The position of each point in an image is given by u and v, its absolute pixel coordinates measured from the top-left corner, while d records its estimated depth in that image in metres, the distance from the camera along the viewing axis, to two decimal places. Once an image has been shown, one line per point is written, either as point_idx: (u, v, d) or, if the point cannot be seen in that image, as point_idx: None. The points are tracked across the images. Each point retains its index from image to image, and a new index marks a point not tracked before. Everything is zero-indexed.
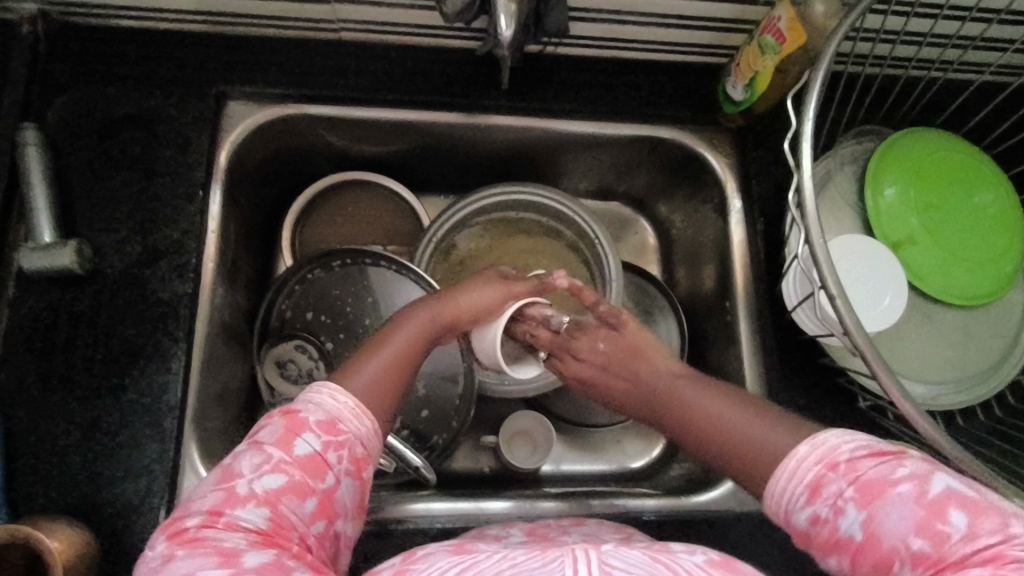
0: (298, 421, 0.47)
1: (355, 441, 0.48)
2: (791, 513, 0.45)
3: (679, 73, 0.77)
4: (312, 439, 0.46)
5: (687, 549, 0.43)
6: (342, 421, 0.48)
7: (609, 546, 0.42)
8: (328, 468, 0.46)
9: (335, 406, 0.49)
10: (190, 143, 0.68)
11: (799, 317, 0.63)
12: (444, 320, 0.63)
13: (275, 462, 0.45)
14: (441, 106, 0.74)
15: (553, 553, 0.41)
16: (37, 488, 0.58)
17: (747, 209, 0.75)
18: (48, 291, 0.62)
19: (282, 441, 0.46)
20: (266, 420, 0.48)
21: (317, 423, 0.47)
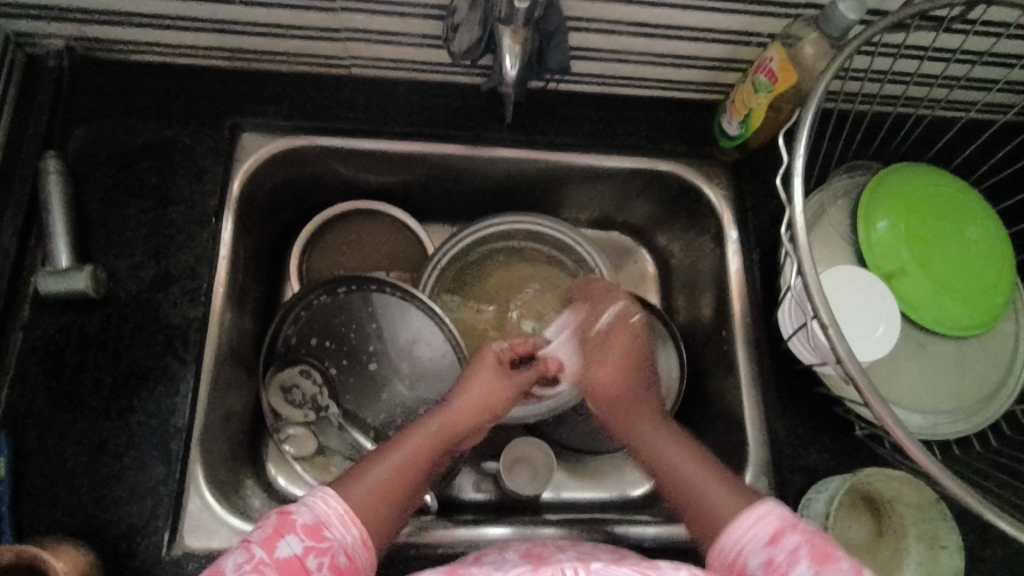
0: (285, 524, 0.51)
1: (338, 546, 0.52)
2: (745, 555, 0.54)
3: (677, 109, 0.80)
4: (294, 542, 0.50)
5: (673, 566, 0.48)
6: (327, 526, 0.53)
7: (599, 565, 0.47)
8: (308, 570, 0.49)
9: (326, 509, 0.54)
10: (204, 172, 0.71)
11: (795, 346, 0.64)
12: (447, 420, 0.66)
13: (257, 561, 0.49)
14: (447, 139, 0.77)
15: (548, 570, 0.46)
16: (43, 509, 0.58)
17: (744, 240, 0.77)
18: (62, 314, 0.64)
19: (267, 542, 0.50)
20: (259, 524, 0.52)
21: (303, 526, 0.51)
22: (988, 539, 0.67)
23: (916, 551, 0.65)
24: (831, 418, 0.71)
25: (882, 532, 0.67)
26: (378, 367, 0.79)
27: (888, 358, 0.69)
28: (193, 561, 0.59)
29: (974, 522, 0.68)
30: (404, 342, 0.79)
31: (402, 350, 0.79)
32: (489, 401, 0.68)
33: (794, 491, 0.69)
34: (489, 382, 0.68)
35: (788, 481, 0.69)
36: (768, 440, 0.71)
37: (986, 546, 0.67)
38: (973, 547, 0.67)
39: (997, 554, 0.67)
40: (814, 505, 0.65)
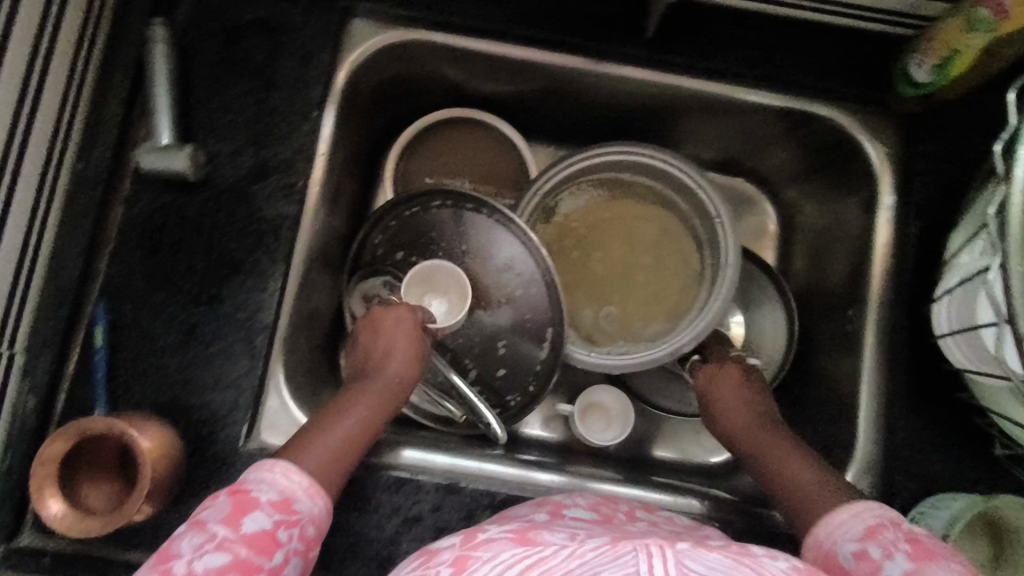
0: (247, 500, 0.46)
1: (308, 519, 0.48)
2: (836, 547, 0.48)
3: (849, 42, 0.67)
4: (262, 517, 0.45)
5: (770, 554, 0.39)
6: (295, 500, 0.48)
7: (686, 545, 0.38)
8: (277, 546, 0.45)
9: (287, 483, 0.48)
10: (311, 58, 0.66)
11: (948, 349, 0.55)
12: (373, 388, 0.61)
13: (219, 540, 0.43)
14: (575, 49, 0.68)
15: (626, 547, 0.37)
16: (133, 384, 0.59)
17: (901, 209, 0.66)
18: (160, 193, 0.62)
19: (229, 520, 0.44)
20: (208, 500, 0.46)
21: (269, 502, 0.46)
22: None
23: None
24: (965, 428, 0.62)
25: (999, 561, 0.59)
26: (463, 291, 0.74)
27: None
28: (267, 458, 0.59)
29: None
30: (495, 268, 0.73)
31: (492, 277, 0.72)
32: (394, 374, 0.62)
33: (904, 499, 0.61)
34: (383, 351, 0.62)
35: (900, 487, 0.62)
36: (884, 439, 0.63)
37: None
38: None
39: None
40: (928, 520, 0.58)
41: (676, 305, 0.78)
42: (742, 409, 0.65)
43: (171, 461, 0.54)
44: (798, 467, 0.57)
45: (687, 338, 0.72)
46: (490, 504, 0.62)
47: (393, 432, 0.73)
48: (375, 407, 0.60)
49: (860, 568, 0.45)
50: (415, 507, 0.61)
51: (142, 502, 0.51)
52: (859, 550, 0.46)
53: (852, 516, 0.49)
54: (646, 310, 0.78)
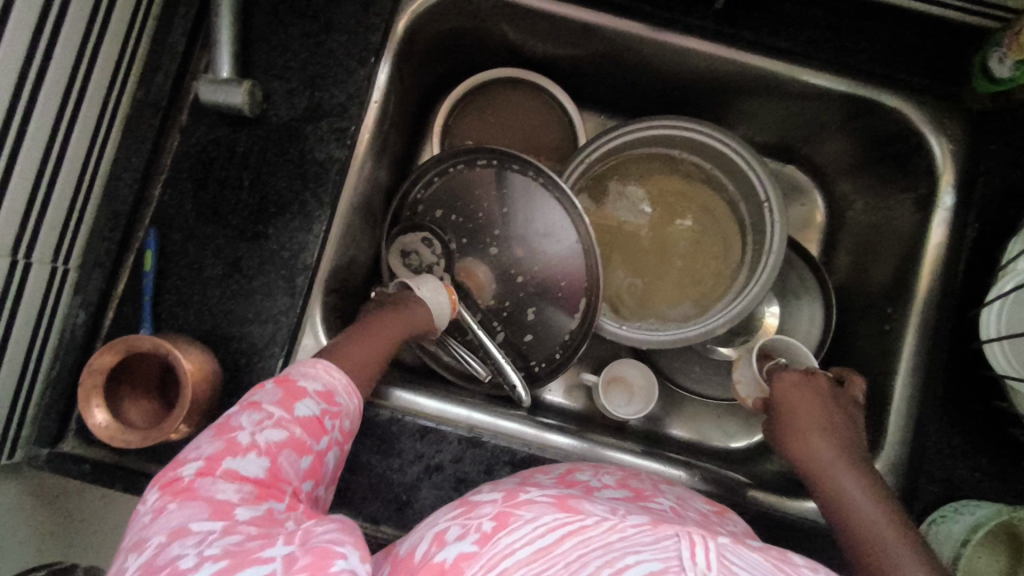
0: (296, 388, 0.48)
1: (347, 412, 0.50)
2: None
3: (928, 31, 0.64)
4: (311, 404, 0.48)
5: (811, 567, 0.38)
6: (336, 393, 0.50)
7: (727, 541, 0.36)
8: (323, 431, 0.47)
9: (331, 378, 0.51)
10: (372, 4, 0.65)
11: (992, 355, 0.54)
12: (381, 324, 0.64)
13: (277, 419, 0.45)
14: (638, 16, 0.66)
15: (667, 531, 0.36)
16: (177, 310, 0.61)
17: (962, 209, 0.63)
18: (216, 126, 0.63)
19: (283, 403, 0.47)
20: (256, 389, 0.48)
21: (316, 391, 0.49)
22: None
23: None
24: (1001, 439, 0.61)
25: None
26: (500, 254, 0.74)
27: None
28: None
29: None
30: (534, 232, 0.73)
31: (528, 242, 0.73)
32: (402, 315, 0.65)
33: (926, 502, 0.61)
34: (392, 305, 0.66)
35: (923, 490, 0.61)
36: (914, 441, 0.62)
37: None
38: None
39: None
40: (950, 525, 0.57)
41: (712, 289, 0.77)
42: (812, 423, 0.58)
43: (208, 384, 0.56)
44: (850, 484, 0.53)
45: (718, 321, 0.71)
46: (510, 462, 0.63)
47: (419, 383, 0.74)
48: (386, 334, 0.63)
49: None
50: (438, 456, 0.62)
51: (181, 421, 0.52)
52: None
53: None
54: (681, 291, 0.77)
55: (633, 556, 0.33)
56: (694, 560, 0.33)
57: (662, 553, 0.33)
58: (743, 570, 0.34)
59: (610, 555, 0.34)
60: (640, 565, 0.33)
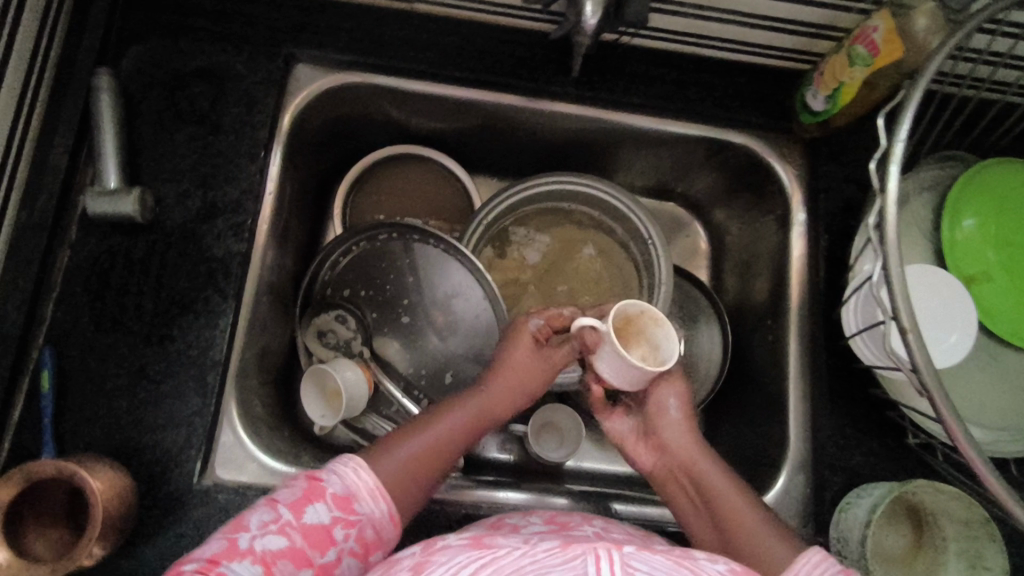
0: (316, 488, 0.49)
1: (367, 521, 0.49)
2: None
3: (756, 76, 0.74)
4: (322, 510, 0.48)
5: (710, 558, 0.43)
6: (358, 499, 0.49)
7: (632, 548, 0.41)
8: (331, 543, 0.47)
9: (356, 480, 0.50)
10: (256, 103, 0.68)
11: (858, 346, 0.60)
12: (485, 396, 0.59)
13: (281, 523, 0.47)
14: (507, 89, 0.73)
15: (576, 551, 0.40)
16: (81, 428, 0.59)
17: (812, 224, 0.72)
18: (109, 236, 0.63)
19: (296, 505, 0.48)
20: (289, 480, 0.50)
21: (333, 496, 0.48)
22: None
23: (955, 567, 0.62)
24: (883, 422, 0.68)
25: (921, 545, 0.64)
26: (411, 321, 0.76)
27: (975, 369, 0.64)
28: (222, 493, 0.59)
29: (1018, 544, 0.65)
30: (442, 296, 0.76)
31: (439, 306, 0.76)
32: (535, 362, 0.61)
33: (833, 493, 0.66)
34: (548, 356, 0.62)
35: (828, 481, 0.66)
36: (812, 436, 0.68)
37: None
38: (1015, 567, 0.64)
39: None
40: (854, 510, 0.62)
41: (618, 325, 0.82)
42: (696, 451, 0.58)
43: (121, 501, 0.53)
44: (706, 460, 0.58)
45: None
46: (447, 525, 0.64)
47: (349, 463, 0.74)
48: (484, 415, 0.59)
49: None
50: None
51: (94, 543, 0.50)
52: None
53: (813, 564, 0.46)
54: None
55: None
56: None
57: None
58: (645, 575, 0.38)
59: None
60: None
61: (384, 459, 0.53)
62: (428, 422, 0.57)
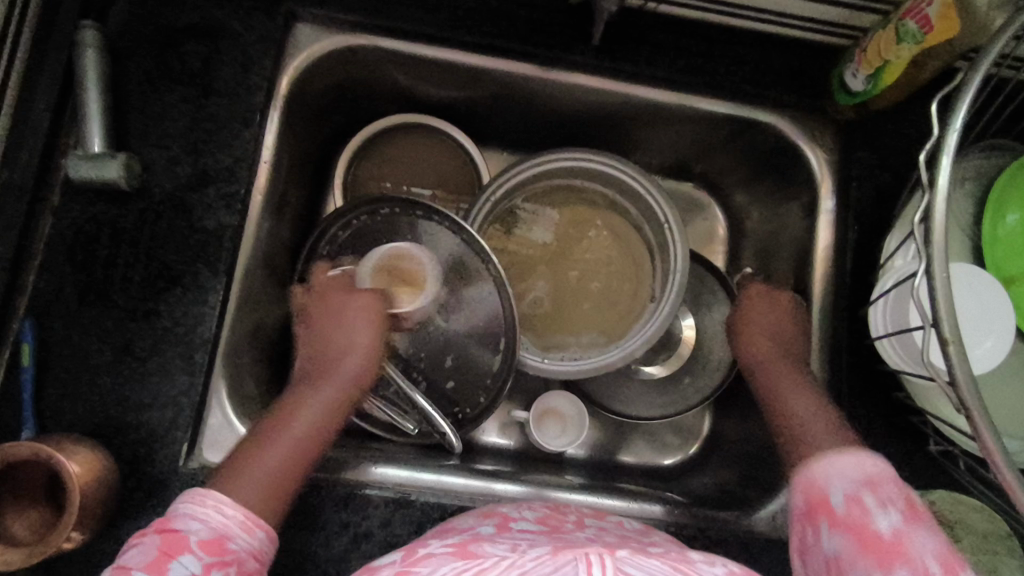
0: (176, 542, 0.45)
1: (246, 556, 0.46)
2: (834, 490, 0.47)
3: (791, 51, 0.69)
4: (192, 560, 0.44)
5: (708, 561, 0.42)
6: (229, 538, 0.47)
7: (626, 554, 0.40)
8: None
9: (221, 519, 0.47)
10: (252, 64, 0.64)
11: (885, 351, 0.56)
12: (327, 378, 0.61)
13: None
14: (522, 56, 0.68)
15: (566, 558, 0.39)
16: (64, 404, 0.56)
17: (841, 214, 0.67)
18: (93, 203, 0.59)
19: (154, 564, 0.44)
20: (136, 539, 0.46)
21: (198, 542, 0.45)
22: None
23: None
24: (904, 427, 0.64)
25: None
26: None
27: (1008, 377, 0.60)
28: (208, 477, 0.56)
29: None
30: (445, 276, 0.72)
31: (441, 286, 0.72)
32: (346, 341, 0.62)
33: None
34: (322, 313, 0.65)
35: None
36: None
37: None
38: None
39: None
40: None
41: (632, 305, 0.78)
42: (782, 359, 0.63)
43: (101, 485, 0.51)
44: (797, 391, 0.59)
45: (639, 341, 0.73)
46: (441, 518, 0.61)
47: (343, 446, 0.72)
48: (330, 403, 0.59)
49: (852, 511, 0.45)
50: (366, 523, 0.60)
51: (71, 528, 0.48)
52: (855, 494, 0.45)
53: (855, 462, 0.48)
54: (597, 318, 0.78)
55: None
56: None
57: None
58: None
59: None
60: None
61: (244, 483, 0.51)
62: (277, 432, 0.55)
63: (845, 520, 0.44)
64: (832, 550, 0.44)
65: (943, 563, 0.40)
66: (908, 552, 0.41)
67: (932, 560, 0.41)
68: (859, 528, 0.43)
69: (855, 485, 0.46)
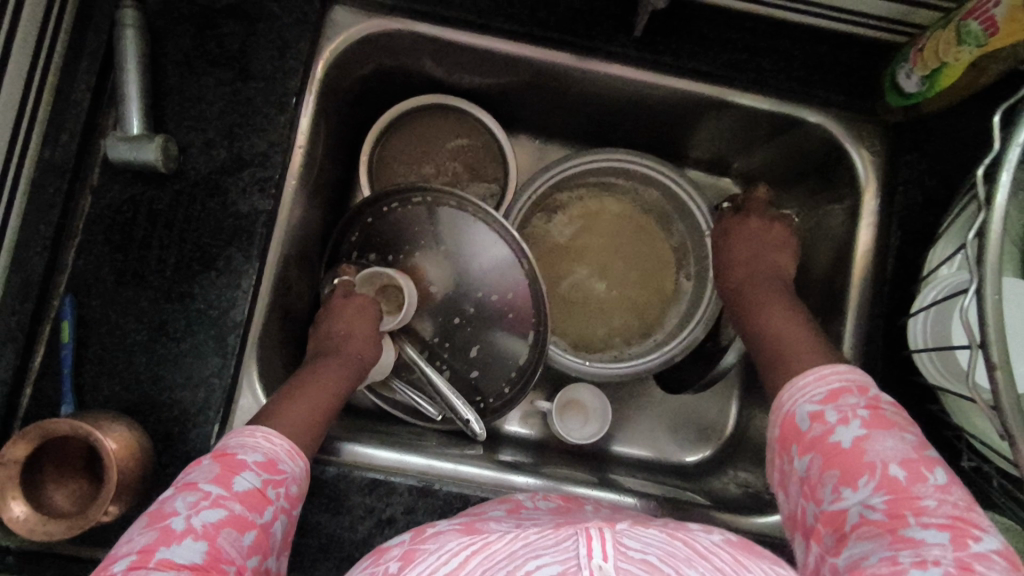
0: (235, 462, 0.47)
1: (292, 479, 0.50)
2: (801, 408, 0.50)
3: (842, 47, 0.66)
4: (251, 476, 0.47)
5: (705, 530, 0.44)
6: (280, 460, 0.50)
7: (625, 527, 0.41)
8: (267, 502, 0.47)
9: (271, 446, 0.50)
10: (289, 48, 0.63)
11: (923, 363, 0.55)
12: (331, 368, 0.64)
13: (214, 498, 0.45)
14: (560, 46, 0.66)
15: (566, 532, 0.39)
16: (101, 381, 0.58)
17: (886, 219, 0.65)
18: (131, 184, 0.60)
19: (219, 479, 0.46)
20: (191, 466, 0.47)
21: (256, 462, 0.48)
22: None
23: None
24: (939, 441, 0.63)
25: None
26: (439, 289, 0.73)
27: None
28: None
29: None
30: (476, 269, 0.72)
31: (471, 277, 0.72)
32: (351, 355, 0.65)
33: None
34: (331, 309, 0.68)
35: None
36: None
37: None
38: None
39: None
40: None
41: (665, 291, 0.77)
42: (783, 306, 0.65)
43: (136, 462, 0.53)
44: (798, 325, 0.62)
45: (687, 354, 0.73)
46: (463, 508, 0.62)
47: (369, 430, 0.73)
48: (334, 384, 0.62)
49: (813, 427, 0.49)
50: (388, 509, 0.61)
51: (108, 504, 0.50)
52: (818, 411, 0.49)
53: (818, 379, 0.51)
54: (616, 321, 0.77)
55: (534, 561, 0.37)
56: (590, 554, 0.37)
57: (562, 554, 0.37)
58: (637, 551, 0.38)
59: (514, 564, 0.37)
60: (540, 569, 0.36)
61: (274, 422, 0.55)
62: (302, 386, 0.60)
63: (812, 437, 0.48)
64: (805, 469, 0.48)
65: (898, 460, 0.45)
66: (868, 458, 0.45)
67: (893, 463, 0.45)
68: (821, 444, 0.47)
69: (820, 401, 0.50)
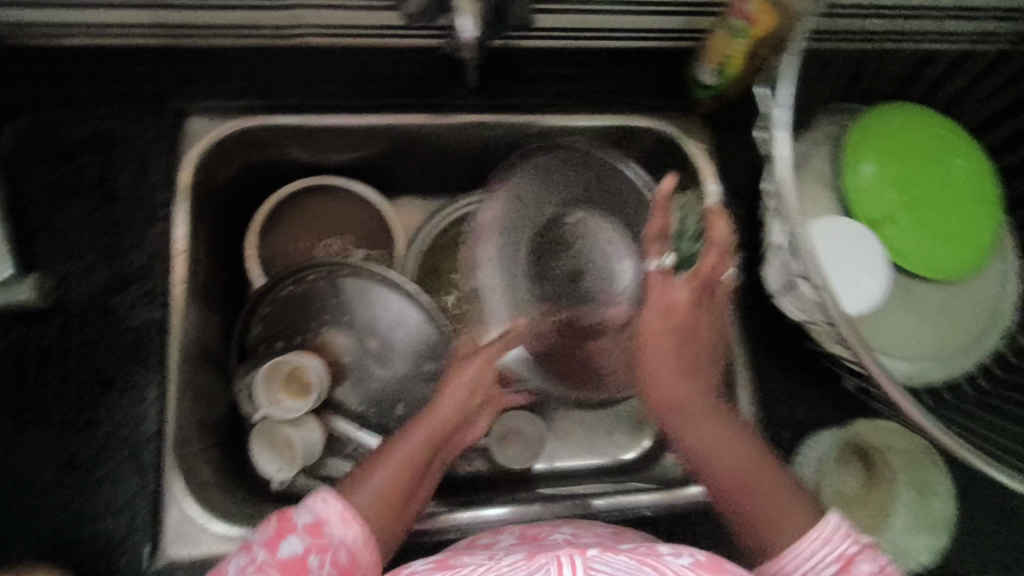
0: (286, 522, 0.45)
1: (340, 545, 0.45)
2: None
3: (648, 60, 0.75)
4: (294, 542, 0.44)
5: (674, 553, 0.42)
6: (328, 524, 0.46)
7: (594, 553, 0.41)
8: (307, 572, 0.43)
9: (325, 508, 0.46)
10: (150, 164, 0.66)
11: (784, 307, 0.62)
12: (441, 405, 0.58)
13: (257, 564, 0.44)
14: (408, 110, 0.72)
15: (539, 560, 0.40)
16: (15, 530, 0.57)
17: (725, 194, 0.74)
18: (12, 328, 0.61)
19: (270, 543, 0.44)
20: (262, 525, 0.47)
21: (304, 524, 0.45)
22: (974, 478, 0.68)
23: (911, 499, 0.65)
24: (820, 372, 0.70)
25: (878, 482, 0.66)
26: (352, 358, 0.77)
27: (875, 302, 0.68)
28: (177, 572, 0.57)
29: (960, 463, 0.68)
30: (383, 326, 0.76)
31: (380, 336, 0.76)
32: (477, 386, 0.59)
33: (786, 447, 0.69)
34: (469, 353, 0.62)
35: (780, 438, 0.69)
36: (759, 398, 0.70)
37: (973, 486, 0.68)
38: (962, 487, 0.68)
39: (982, 494, 0.68)
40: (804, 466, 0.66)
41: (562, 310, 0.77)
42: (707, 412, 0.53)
43: None
44: (722, 429, 0.52)
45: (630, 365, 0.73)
46: None
47: None
48: (437, 428, 0.56)
49: None
50: None
51: None
52: None
53: (823, 542, 0.45)
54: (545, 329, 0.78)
55: None
56: None
57: None
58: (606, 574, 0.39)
59: None
60: None
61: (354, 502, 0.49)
62: (386, 450, 0.54)
63: None
64: None
65: None
66: None
67: None
68: None
69: (834, 575, 0.43)
